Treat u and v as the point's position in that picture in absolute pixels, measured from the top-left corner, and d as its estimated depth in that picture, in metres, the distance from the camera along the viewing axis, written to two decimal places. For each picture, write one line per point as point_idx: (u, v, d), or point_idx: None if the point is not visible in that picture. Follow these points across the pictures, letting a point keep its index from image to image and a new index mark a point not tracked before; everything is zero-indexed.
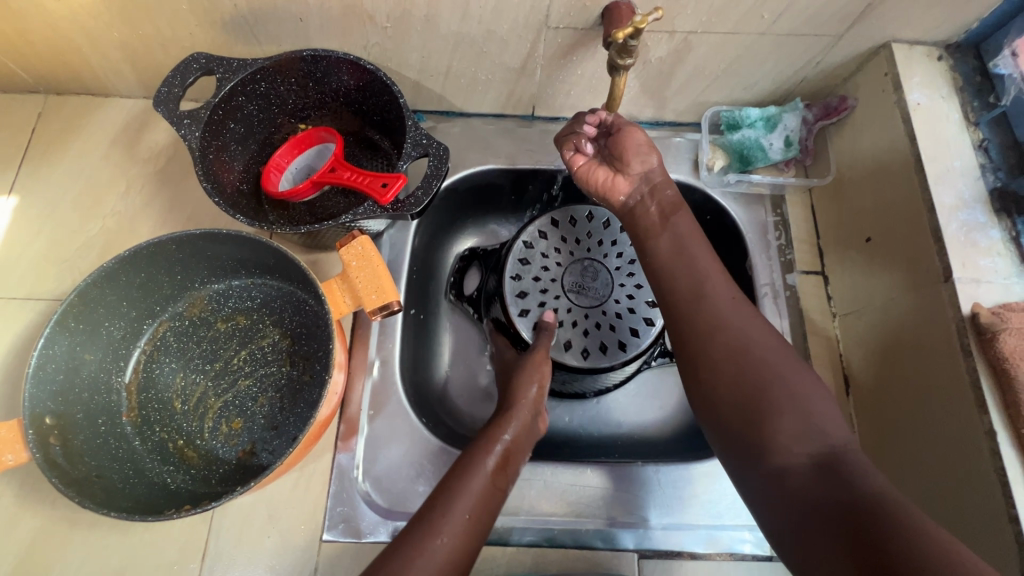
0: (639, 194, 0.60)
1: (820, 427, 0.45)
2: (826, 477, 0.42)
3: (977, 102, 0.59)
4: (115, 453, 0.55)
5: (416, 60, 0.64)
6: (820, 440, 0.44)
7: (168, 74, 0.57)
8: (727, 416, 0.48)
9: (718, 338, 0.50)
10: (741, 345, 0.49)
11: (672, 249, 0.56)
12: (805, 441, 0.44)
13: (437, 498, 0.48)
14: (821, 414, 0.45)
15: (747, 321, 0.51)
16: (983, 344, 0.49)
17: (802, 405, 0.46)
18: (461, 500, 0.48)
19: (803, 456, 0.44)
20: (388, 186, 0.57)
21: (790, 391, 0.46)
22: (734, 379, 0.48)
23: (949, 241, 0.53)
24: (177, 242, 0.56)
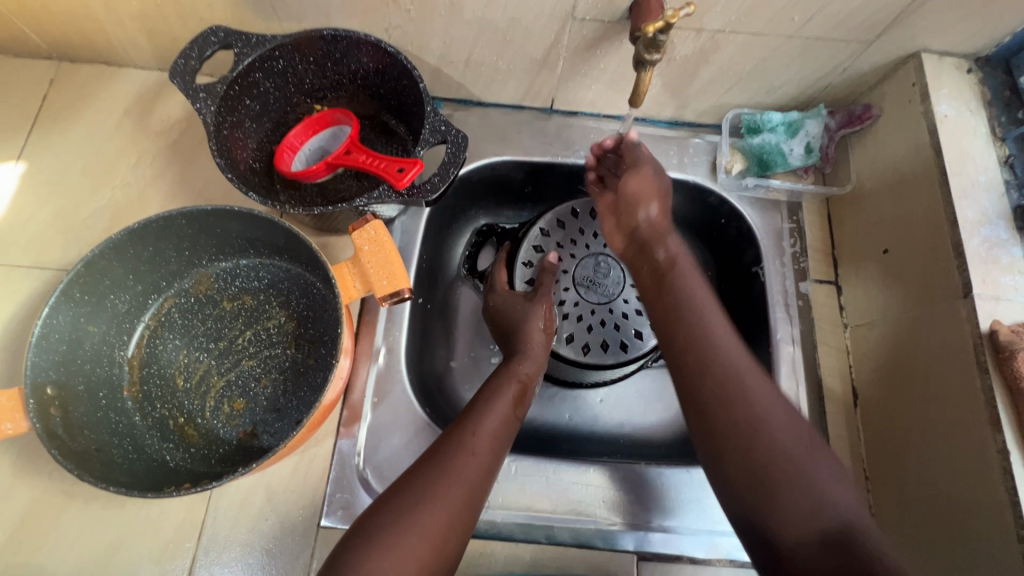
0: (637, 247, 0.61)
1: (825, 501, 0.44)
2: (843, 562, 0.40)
3: (1005, 117, 0.58)
4: (114, 428, 0.55)
5: (438, 45, 0.63)
6: (829, 515, 0.43)
7: (186, 46, 0.56)
8: (738, 485, 0.46)
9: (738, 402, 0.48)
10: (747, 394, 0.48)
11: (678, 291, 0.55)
12: (814, 519, 0.43)
13: (424, 482, 0.46)
14: (829, 488, 0.44)
15: (754, 379, 0.49)
16: (1001, 362, 0.48)
17: (808, 480, 0.44)
18: (451, 483, 0.47)
19: (813, 534, 0.42)
20: (404, 171, 0.56)
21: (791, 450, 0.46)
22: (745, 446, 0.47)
23: (970, 256, 0.52)
24: (186, 217, 0.56)
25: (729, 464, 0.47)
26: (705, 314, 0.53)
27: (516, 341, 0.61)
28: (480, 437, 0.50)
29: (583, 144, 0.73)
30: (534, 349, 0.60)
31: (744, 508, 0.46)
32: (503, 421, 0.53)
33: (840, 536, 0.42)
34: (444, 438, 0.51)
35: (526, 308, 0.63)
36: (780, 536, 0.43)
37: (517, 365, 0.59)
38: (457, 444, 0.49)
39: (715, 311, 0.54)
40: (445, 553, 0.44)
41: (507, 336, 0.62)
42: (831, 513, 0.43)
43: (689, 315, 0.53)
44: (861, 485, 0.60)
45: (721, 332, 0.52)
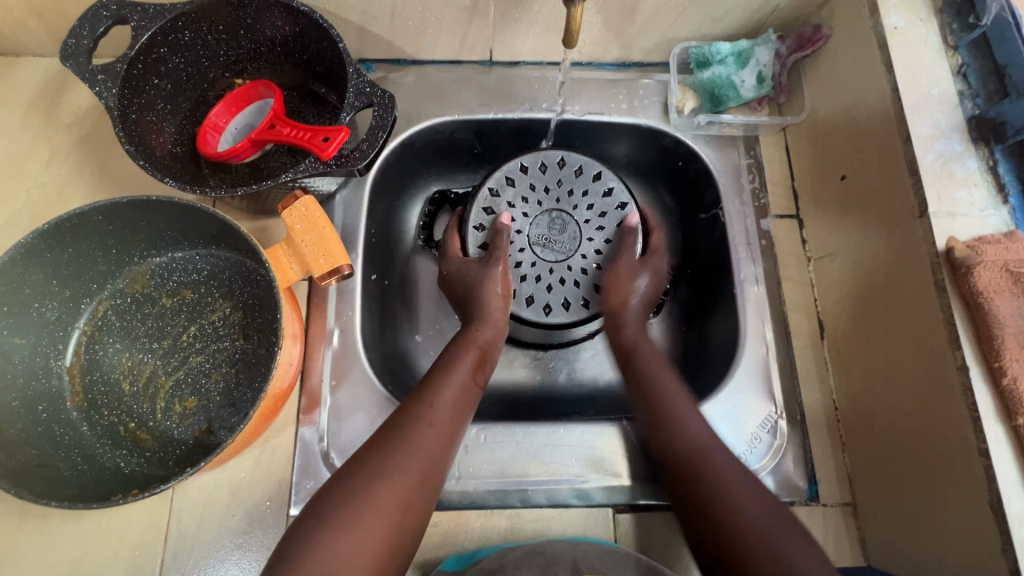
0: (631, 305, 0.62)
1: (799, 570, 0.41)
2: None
3: (956, 24, 0.55)
4: (60, 440, 0.52)
5: (356, 0, 0.59)
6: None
7: (74, 23, 0.51)
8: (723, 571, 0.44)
9: (716, 499, 0.46)
10: (732, 499, 0.46)
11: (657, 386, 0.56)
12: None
13: (381, 458, 0.45)
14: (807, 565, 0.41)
15: (667, 376, 0.56)
16: (957, 279, 0.47)
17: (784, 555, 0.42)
18: (410, 455, 0.46)
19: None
20: (329, 140, 0.52)
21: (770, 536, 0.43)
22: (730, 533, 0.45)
23: (925, 173, 0.50)
24: (102, 212, 0.52)
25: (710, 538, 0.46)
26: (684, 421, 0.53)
27: (474, 307, 0.59)
28: (438, 407, 0.49)
29: (527, 95, 0.69)
30: (492, 313, 0.58)
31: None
32: (462, 389, 0.52)
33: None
34: (402, 410, 0.49)
35: (480, 274, 0.60)
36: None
37: (475, 331, 0.57)
38: (415, 415, 0.48)
39: (687, 401, 0.55)
40: (407, 525, 0.44)
41: (464, 305, 0.60)
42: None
43: (667, 440, 0.52)
44: (830, 415, 0.61)
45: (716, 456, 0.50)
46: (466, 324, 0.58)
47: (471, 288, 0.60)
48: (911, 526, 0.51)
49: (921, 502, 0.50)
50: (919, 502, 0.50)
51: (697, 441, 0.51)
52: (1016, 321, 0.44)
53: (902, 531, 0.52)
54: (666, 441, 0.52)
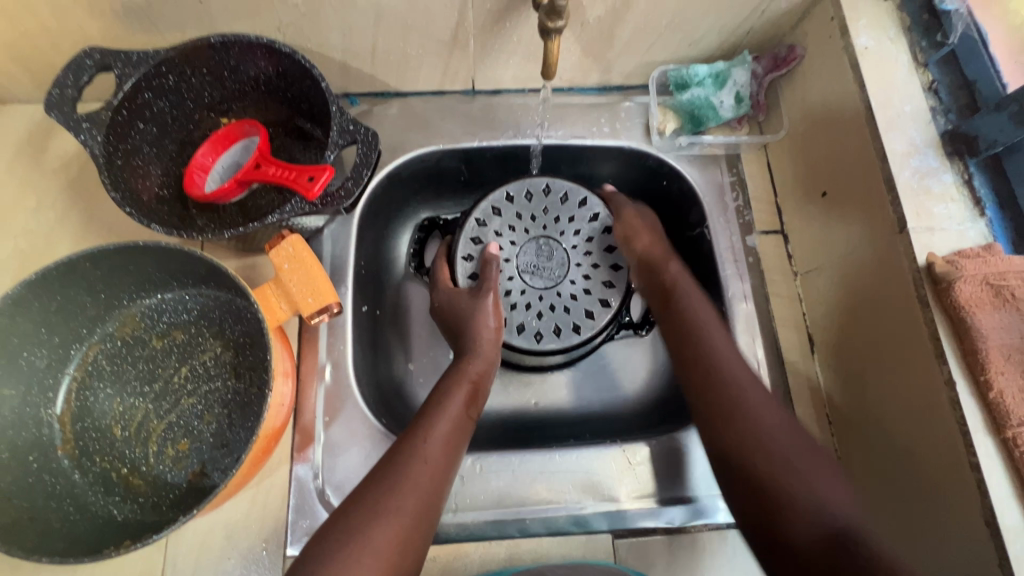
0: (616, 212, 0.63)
1: (824, 500, 0.44)
2: (844, 548, 0.41)
3: (924, 42, 0.56)
4: (51, 490, 0.52)
5: (338, 38, 0.59)
6: (828, 522, 0.43)
7: (58, 74, 0.52)
8: (749, 510, 0.47)
9: (737, 409, 0.51)
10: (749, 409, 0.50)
11: (690, 337, 0.57)
12: (818, 518, 0.43)
13: (375, 497, 0.45)
14: (836, 501, 0.44)
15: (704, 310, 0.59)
16: (940, 294, 0.47)
17: (815, 494, 0.45)
18: (403, 494, 0.45)
19: (816, 534, 0.42)
20: (313, 179, 0.52)
21: (815, 495, 0.45)
22: (749, 433, 0.49)
23: (902, 190, 0.51)
24: (90, 259, 0.52)
25: (739, 490, 0.48)
26: (743, 385, 0.52)
27: (464, 338, 0.59)
28: (432, 443, 0.49)
29: (511, 123, 0.70)
30: (482, 345, 0.58)
31: (753, 518, 0.47)
32: (454, 424, 0.52)
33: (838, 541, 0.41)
34: (395, 447, 0.49)
35: (470, 305, 0.61)
36: (784, 530, 0.44)
37: (467, 364, 0.57)
38: (408, 452, 0.48)
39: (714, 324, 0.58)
40: (403, 565, 0.43)
41: (455, 337, 0.61)
42: (830, 514, 0.43)
43: (695, 362, 0.55)
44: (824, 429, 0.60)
45: (767, 417, 0.50)
46: (457, 357, 0.58)
47: (462, 321, 0.60)
48: (910, 541, 0.51)
49: (918, 518, 0.50)
50: (916, 515, 0.50)
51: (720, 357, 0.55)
52: (998, 334, 0.45)
53: (900, 545, 0.52)
54: (696, 363, 0.55)
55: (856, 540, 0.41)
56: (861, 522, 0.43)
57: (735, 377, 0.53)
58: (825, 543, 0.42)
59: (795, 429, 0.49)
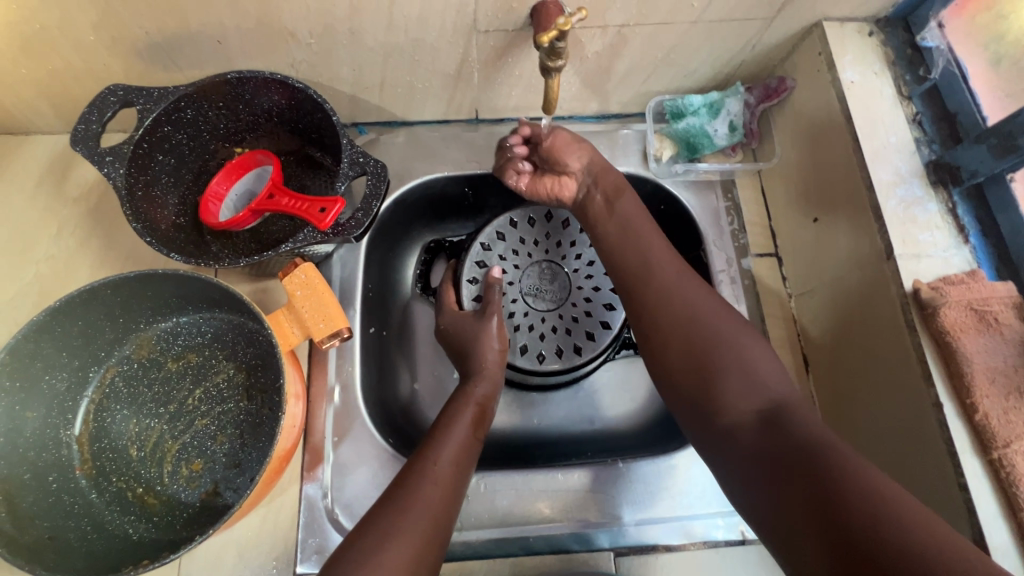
0: (585, 187, 0.65)
1: (762, 383, 0.49)
2: (769, 429, 0.46)
3: (908, 76, 0.59)
4: (70, 510, 0.54)
5: (348, 73, 0.62)
6: (764, 395, 0.49)
7: (83, 110, 0.54)
8: (684, 384, 0.52)
9: (715, 356, 0.51)
10: (734, 352, 0.51)
11: (619, 232, 0.61)
12: (750, 397, 0.49)
13: (389, 518, 0.47)
14: (763, 370, 0.50)
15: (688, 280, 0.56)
16: (926, 319, 0.49)
17: (747, 366, 0.50)
18: (415, 515, 0.47)
19: (749, 412, 0.48)
20: (325, 210, 0.55)
21: (745, 358, 0.51)
22: (735, 380, 0.50)
23: (888, 218, 0.53)
24: (111, 287, 0.54)
25: (674, 356, 0.53)
26: (682, 288, 0.56)
27: (471, 362, 0.61)
28: (441, 466, 0.51)
29: None
30: (488, 368, 0.61)
31: (743, 461, 0.47)
32: (462, 446, 0.54)
33: (772, 408, 0.48)
34: (406, 469, 0.51)
35: (475, 329, 0.63)
36: (719, 417, 0.49)
37: (473, 387, 0.59)
38: (419, 475, 0.50)
39: (689, 280, 0.57)
40: None
41: (461, 360, 0.63)
42: (763, 393, 0.49)
43: (673, 327, 0.54)
44: None
45: (692, 291, 0.55)
46: (464, 379, 0.60)
47: (467, 345, 0.62)
48: None
49: None
50: None
51: (698, 315, 0.53)
52: (984, 358, 0.47)
53: None
54: (675, 329, 0.53)
55: (788, 414, 0.47)
56: (795, 399, 0.49)
57: (680, 290, 0.55)
58: (754, 431, 0.47)
59: (723, 306, 0.55)
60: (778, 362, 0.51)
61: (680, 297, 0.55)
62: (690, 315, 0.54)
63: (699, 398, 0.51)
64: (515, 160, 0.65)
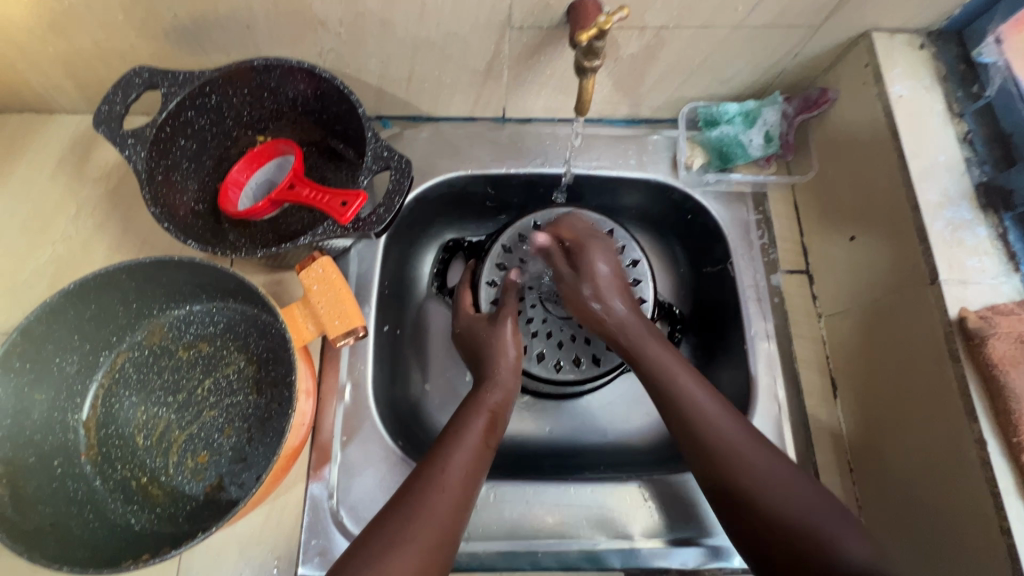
0: (592, 283, 0.61)
1: (804, 506, 0.45)
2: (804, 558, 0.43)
3: (961, 92, 0.56)
4: (73, 496, 0.53)
5: (376, 65, 0.61)
6: (808, 519, 0.45)
7: (108, 91, 0.53)
8: (728, 505, 0.48)
9: (733, 467, 0.48)
10: (755, 467, 0.48)
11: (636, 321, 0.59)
12: (796, 523, 0.45)
13: (397, 524, 0.45)
14: (801, 490, 0.47)
15: (682, 373, 0.54)
16: (972, 349, 0.47)
17: (779, 484, 0.47)
18: (424, 522, 0.46)
19: (805, 538, 0.44)
20: (347, 204, 0.54)
21: (762, 476, 0.47)
22: (770, 500, 0.46)
23: (934, 241, 0.51)
24: (126, 271, 0.53)
25: (712, 480, 0.50)
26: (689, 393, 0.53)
27: (488, 365, 0.59)
28: (451, 472, 0.49)
29: (539, 150, 0.71)
30: (504, 372, 0.59)
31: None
32: (476, 453, 0.52)
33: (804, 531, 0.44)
34: (416, 474, 0.50)
35: (491, 332, 0.61)
36: (774, 543, 0.45)
37: (486, 392, 0.57)
38: (429, 480, 0.49)
39: (684, 370, 0.55)
40: None
41: (475, 364, 0.61)
42: (789, 518, 0.45)
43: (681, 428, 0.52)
44: (846, 476, 0.58)
45: (701, 396, 0.52)
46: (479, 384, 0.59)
47: (483, 350, 0.61)
48: None
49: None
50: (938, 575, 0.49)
51: (704, 412, 0.51)
52: None
53: None
54: (681, 434, 0.52)
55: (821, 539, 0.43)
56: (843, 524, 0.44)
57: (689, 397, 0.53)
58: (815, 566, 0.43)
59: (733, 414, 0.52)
60: (808, 477, 0.48)
61: (674, 388, 0.54)
62: (702, 426, 0.51)
63: (748, 529, 0.47)
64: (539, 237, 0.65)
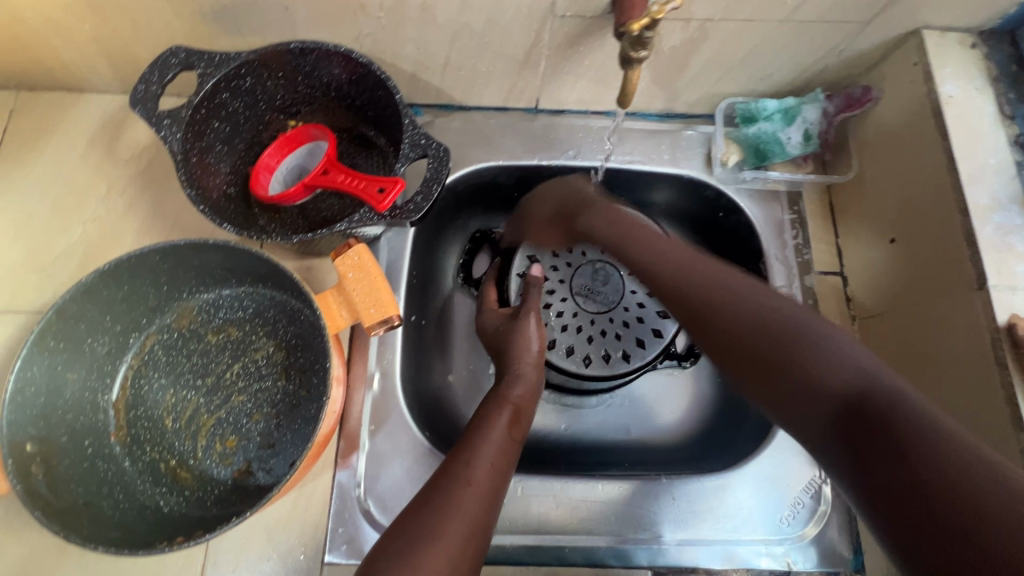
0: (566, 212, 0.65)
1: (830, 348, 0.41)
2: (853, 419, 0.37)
3: (1012, 93, 0.55)
4: (103, 477, 0.53)
5: (413, 51, 0.60)
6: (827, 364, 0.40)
7: (145, 70, 0.53)
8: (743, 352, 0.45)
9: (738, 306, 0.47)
10: (753, 308, 0.46)
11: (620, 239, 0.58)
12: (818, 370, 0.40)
13: (429, 518, 0.44)
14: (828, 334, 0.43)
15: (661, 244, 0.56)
16: (1020, 357, 0.46)
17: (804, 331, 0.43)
18: (455, 515, 0.45)
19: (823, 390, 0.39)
20: (385, 191, 0.53)
21: (753, 310, 0.46)
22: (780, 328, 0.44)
23: (983, 245, 0.50)
24: (160, 253, 0.53)
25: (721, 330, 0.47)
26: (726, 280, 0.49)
27: (509, 362, 0.59)
28: (477, 466, 0.49)
29: (571, 143, 0.70)
30: (526, 369, 0.58)
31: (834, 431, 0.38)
32: (500, 447, 0.51)
33: (858, 396, 0.37)
34: (443, 470, 0.49)
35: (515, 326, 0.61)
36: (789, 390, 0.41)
37: (509, 387, 0.57)
38: (457, 475, 0.48)
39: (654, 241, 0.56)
40: None
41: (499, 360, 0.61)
42: (832, 379, 0.39)
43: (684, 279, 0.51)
44: None
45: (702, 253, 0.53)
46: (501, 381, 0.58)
47: (507, 346, 0.60)
48: None
49: None
50: None
51: (700, 263, 0.52)
52: None
53: None
54: (689, 279, 0.51)
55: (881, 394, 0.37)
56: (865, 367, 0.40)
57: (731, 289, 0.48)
58: (833, 410, 0.38)
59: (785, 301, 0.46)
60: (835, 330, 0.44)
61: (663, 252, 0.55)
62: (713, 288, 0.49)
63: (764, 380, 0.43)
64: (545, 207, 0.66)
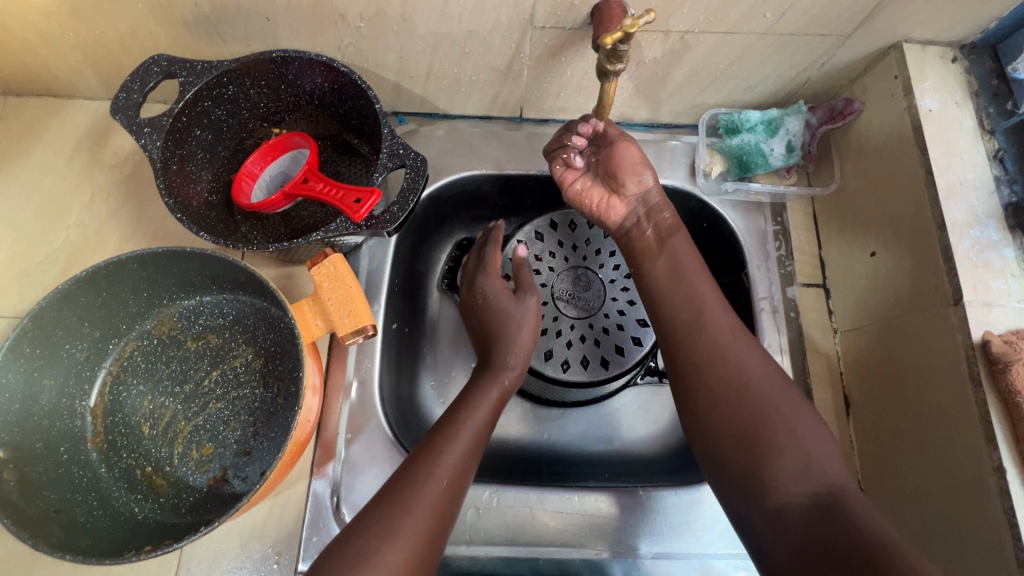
0: (636, 216, 0.59)
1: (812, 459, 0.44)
2: (827, 517, 0.41)
3: (993, 108, 0.55)
4: (78, 482, 0.53)
5: (395, 61, 0.60)
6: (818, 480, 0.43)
7: (127, 79, 0.53)
8: (725, 416, 0.47)
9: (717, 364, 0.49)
10: (758, 403, 0.47)
11: (669, 271, 0.55)
12: (804, 481, 0.43)
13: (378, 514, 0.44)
14: (816, 448, 0.44)
15: (693, 269, 0.55)
16: (994, 374, 0.46)
17: (800, 440, 0.45)
18: (412, 515, 0.45)
19: (803, 495, 0.42)
20: (360, 202, 0.53)
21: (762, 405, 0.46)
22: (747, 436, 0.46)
23: (960, 261, 0.49)
24: (137, 261, 0.53)
25: (721, 416, 0.47)
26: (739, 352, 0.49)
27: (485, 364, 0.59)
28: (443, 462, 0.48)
29: None
30: (508, 364, 0.59)
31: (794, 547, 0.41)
32: (470, 441, 0.51)
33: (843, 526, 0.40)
34: (406, 465, 0.49)
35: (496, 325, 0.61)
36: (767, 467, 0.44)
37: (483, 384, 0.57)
38: (418, 473, 0.47)
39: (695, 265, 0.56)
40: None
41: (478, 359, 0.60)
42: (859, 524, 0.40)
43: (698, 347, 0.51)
44: None
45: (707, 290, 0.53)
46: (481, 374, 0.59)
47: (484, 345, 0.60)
48: None
49: None
50: None
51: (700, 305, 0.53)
52: None
53: None
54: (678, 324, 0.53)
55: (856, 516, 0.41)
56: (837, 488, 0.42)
57: (735, 361, 0.49)
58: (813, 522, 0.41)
59: (799, 406, 0.47)
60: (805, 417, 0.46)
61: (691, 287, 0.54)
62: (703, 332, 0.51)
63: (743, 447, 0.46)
64: (570, 150, 0.59)
